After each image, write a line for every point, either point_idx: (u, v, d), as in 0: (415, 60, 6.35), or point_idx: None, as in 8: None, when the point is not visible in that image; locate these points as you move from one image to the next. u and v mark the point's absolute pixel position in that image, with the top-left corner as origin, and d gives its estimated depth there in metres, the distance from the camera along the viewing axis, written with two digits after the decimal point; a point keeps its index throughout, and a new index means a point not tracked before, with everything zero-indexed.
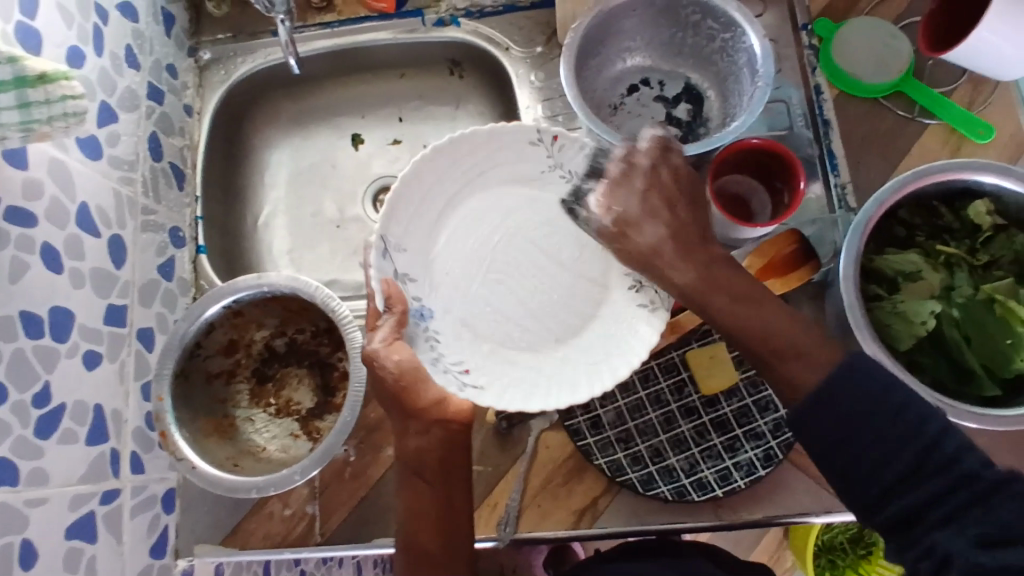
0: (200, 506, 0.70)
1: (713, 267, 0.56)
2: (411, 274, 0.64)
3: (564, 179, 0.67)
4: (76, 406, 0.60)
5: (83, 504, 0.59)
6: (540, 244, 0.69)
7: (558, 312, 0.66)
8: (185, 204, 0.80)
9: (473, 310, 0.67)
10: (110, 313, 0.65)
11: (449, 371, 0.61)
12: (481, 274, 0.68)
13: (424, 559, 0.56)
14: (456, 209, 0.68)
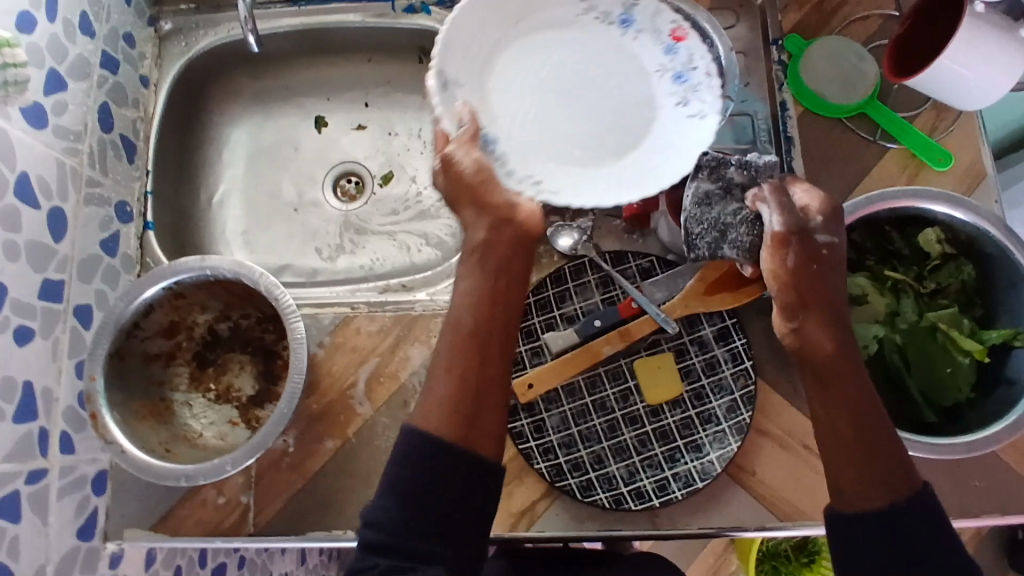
0: (131, 489, 0.69)
1: (855, 372, 0.50)
2: (474, 103, 0.61)
3: (599, 20, 0.65)
4: (3, 383, 0.58)
5: (6, 484, 0.57)
6: (590, 71, 0.64)
7: (614, 127, 0.63)
8: (135, 178, 0.78)
9: (533, 130, 0.63)
10: (46, 288, 0.63)
11: (523, 183, 0.60)
12: (537, 95, 0.64)
13: (473, 351, 0.49)
14: (502, 52, 0.64)
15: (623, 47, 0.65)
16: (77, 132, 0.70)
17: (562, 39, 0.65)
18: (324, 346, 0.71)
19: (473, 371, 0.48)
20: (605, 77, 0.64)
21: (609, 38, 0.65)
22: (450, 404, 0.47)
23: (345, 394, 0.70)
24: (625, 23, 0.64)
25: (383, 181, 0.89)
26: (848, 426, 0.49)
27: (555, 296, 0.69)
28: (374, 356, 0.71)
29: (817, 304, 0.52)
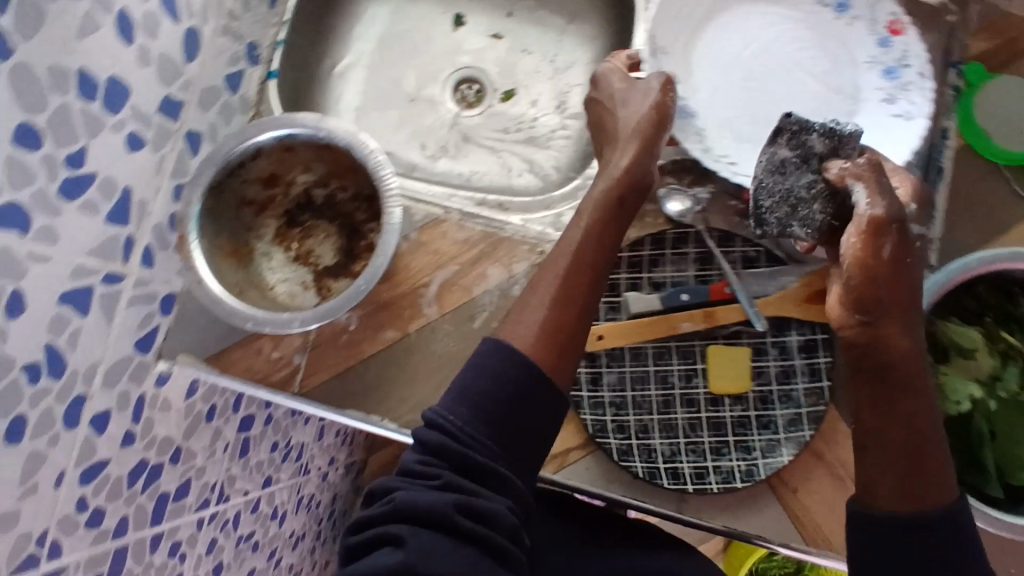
0: (194, 320, 0.71)
1: (912, 385, 0.49)
2: (677, 70, 0.69)
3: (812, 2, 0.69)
4: (107, 181, 0.59)
5: (86, 276, 0.59)
6: (797, 55, 0.69)
7: (814, 116, 0.67)
8: (271, 23, 0.77)
9: (735, 109, 0.69)
10: (166, 104, 0.64)
11: (717, 162, 0.65)
12: (740, 78, 0.70)
13: (586, 267, 0.56)
14: (712, 27, 0.71)
15: (834, 30, 0.68)
16: None
17: (772, 23, 0.70)
18: (409, 240, 0.71)
19: (568, 312, 0.54)
20: (811, 63, 0.69)
21: (822, 23, 0.69)
22: (542, 327, 0.53)
23: (416, 292, 0.70)
24: (840, 8, 0.68)
25: (504, 97, 0.86)
26: (896, 437, 0.49)
27: (649, 258, 0.67)
28: (453, 264, 0.70)
29: (896, 308, 0.50)
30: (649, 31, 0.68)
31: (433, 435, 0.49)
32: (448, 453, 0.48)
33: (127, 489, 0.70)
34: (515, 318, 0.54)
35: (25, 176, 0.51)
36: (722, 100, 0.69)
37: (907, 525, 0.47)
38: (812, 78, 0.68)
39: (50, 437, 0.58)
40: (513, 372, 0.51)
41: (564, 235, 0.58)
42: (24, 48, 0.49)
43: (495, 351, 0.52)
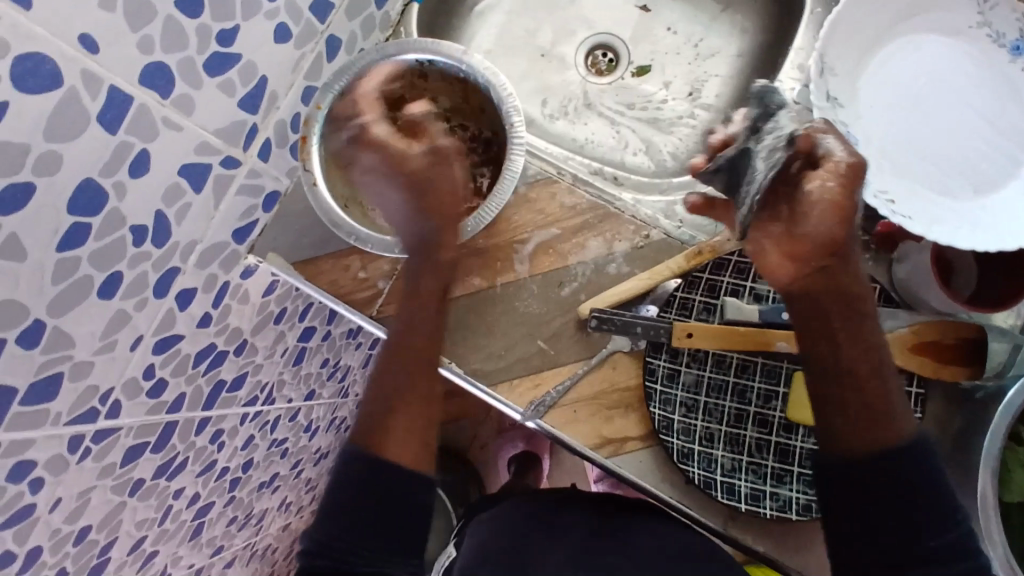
0: (292, 222, 0.72)
1: (859, 322, 0.51)
2: (842, 93, 0.61)
3: (988, 39, 0.61)
4: (248, 66, 0.59)
5: (207, 155, 0.59)
6: (968, 94, 0.61)
7: (979, 163, 0.60)
8: None
9: (897, 144, 0.61)
10: (317, 3, 0.63)
11: (877, 198, 0.57)
12: (904, 111, 0.62)
13: (396, 394, 0.58)
14: (879, 50, 0.62)
15: (1007, 74, 0.60)
16: None
17: (942, 56, 0.62)
18: (517, 193, 0.70)
19: (416, 410, 0.57)
20: (981, 105, 0.61)
21: (996, 61, 0.61)
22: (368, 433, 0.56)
23: (511, 246, 0.69)
24: (1016, 50, 0.60)
25: (637, 72, 0.84)
26: (865, 374, 0.50)
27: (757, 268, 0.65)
28: (555, 227, 0.69)
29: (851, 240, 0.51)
30: (818, 51, 0.59)
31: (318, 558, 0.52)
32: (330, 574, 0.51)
33: (191, 368, 0.71)
34: (379, 439, 0.55)
35: (178, 41, 0.51)
36: (882, 132, 0.61)
37: (863, 470, 0.49)
38: (980, 120, 0.61)
39: (138, 300, 0.60)
40: (380, 485, 0.53)
41: (394, 364, 0.60)
42: None
43: (361, 470, 0.54)
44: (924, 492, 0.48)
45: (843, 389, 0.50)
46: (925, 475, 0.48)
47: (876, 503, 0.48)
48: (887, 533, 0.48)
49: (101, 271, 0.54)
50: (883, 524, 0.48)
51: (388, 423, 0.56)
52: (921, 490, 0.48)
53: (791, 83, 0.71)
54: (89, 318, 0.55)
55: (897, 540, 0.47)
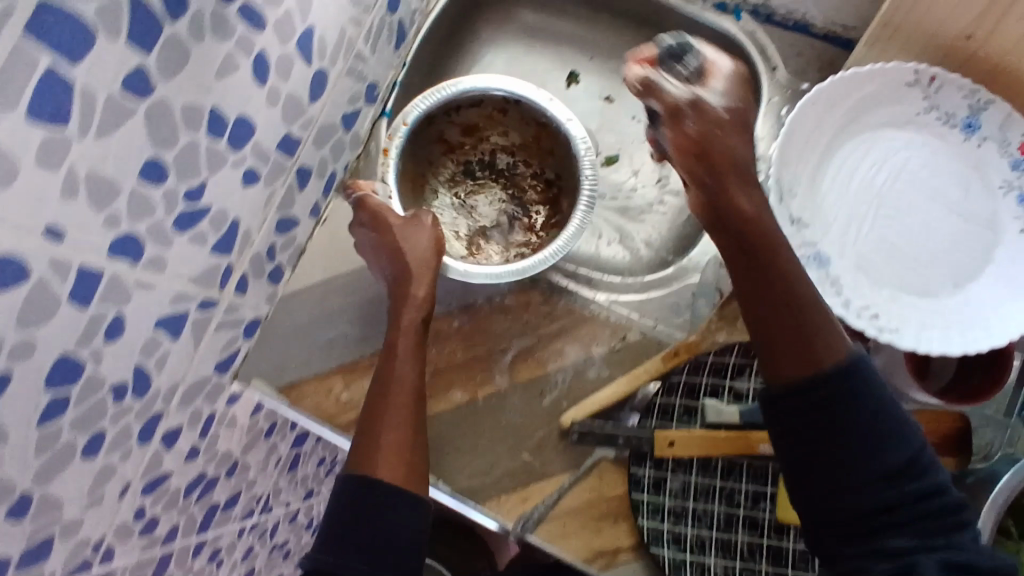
0: (272, 346, 0.72)
1: (774, 250, 0.53)
2: (806, 211, 0.61)
3: (939, 121, 0.60)
4: (218, 214, 0.60)
5: (183, 303, 0.61)
6: (929, 182, 0.60)
7: (955, 251, 0.59)
8: (393, 65, 0.77)
9: (869, 249, 0.60)
10: (284, 142, 0.65)
11: (861, 318, 0.57)
12: (870, 212, 0.61)
13: (401, 403, 0.62)
14: (832, 157, 0.61)
15: (963, 155, 0.60)
16: (368, 5, 0.68)
17: (898, 148, 0.61)
18: (492, 303, 0.71)
19: (403, 429, 0.61)
20: (945, 192, 0.60)
21: (951, 141, 0.60)
22: (380, 453, 0.60)
23: (490, 356, 0.70)
24: (969, 129, 0.59)
25: (605, 162, 0.84)
26: (783, 309, 0.52)
27: (735, 366, 0.65)
28: (532, 336, 0.70)
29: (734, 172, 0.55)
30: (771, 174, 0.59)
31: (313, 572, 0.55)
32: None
33: (183, 499, 0.71)
34: (367, 455, 0.60)
35: (145, 209, 0.53)
36: (854, 242, 0.60)
37: (826, 416, 0.49)
38: (943, 205, 0.60)
39: (123, 450, 0.60)
40: (370, 504, 0.57)
41: (383, 374, 0.64)
42: (164, 88, 0.50)
43: (356, 488, 0.58)
44: (890, 426, 0.49)
45: (779, 334, 0.51)
46: (886, 410, 0.49)
47: (841, 458, 0.49)
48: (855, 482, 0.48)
49: (84, 432, 0.55)
50: (843, 471, 0.49)
51: (376, 442, 0.60)
52: (880, 416, 0.49)
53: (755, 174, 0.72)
54: (74, 479, 0.56)
55: (855, 474, 0.48)
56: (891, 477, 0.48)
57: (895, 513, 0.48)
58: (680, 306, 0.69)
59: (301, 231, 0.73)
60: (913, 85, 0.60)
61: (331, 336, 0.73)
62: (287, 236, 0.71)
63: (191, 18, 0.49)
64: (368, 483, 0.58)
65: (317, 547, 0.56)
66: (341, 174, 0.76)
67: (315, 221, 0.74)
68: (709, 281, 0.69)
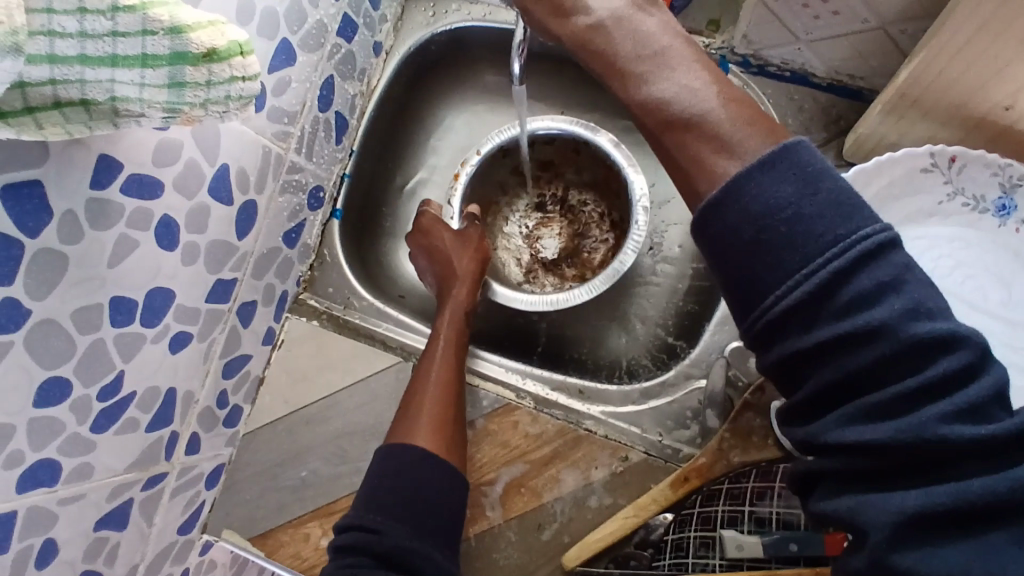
0: (242, 491, 0.66)
1: (653, 78, 0.43)
2: None
3: (967, 207, 0.51)
4: (147, 393, 0.53)
5: (123, 492, 0.54)
6: (963, 285, 0.51)
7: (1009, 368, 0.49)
8: (338, 159, 0.69)
9: None
10: (216, 289, 0.57)
11: None
12: None
13: (447, 386, 0.62)
14: None
15: (999, 246, 0.51)
16: (292, 113, 0.59)
17: (921, 245, 0.52)
18: (473, 428, 0.64)
19: (439, 408, 0.60)
20: (984, 294, 0.50)
21: (984, 228, 0.51)
22: (425, 421, 0.59)
23: (478, 490, 0.63)
24: (1002, 211, 0.51)
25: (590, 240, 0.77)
26: (674, 172, 0.42)
27: (754, 491, 0.57)
28: (523, 462, 0.62)
29: (613, 66, 0.45)
30: None
31: (352, 534, 0.53)
32: (370, 546, 0.52)
33: None
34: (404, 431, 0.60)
35: (53, 431, 0.45)
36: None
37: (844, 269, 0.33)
38: (983, 312, 0.50)
39: None
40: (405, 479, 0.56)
41: (421, 365, 0.64)
42: (45, 305, 0.42)
43: (392, 457, 0.57)
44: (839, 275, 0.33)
45: (723, 219, 0.36)
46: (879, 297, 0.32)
47: (843, 388, 0.33)
48: (845, 420, 0.33)
49: None
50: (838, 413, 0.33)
51: (413, 423, 0.59)
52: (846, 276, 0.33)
53: None
54: None
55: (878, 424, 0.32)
56: (896, 415, 0.32)
57: (938, 459, 0.31)
58: (685, 416, 0.63)
59: (255, 362, 0.66)
60: (931, 169, 0.51)
61: (302, 476, 0.66)
62: (238, 375, 0.64)
63: (58, 221, 0.41)
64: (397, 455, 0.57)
65: (353, 515, 0.54)
66: (294, 289, 0.69)
67: (270, 347, 0.68)
68: (717, 387, 0.61)
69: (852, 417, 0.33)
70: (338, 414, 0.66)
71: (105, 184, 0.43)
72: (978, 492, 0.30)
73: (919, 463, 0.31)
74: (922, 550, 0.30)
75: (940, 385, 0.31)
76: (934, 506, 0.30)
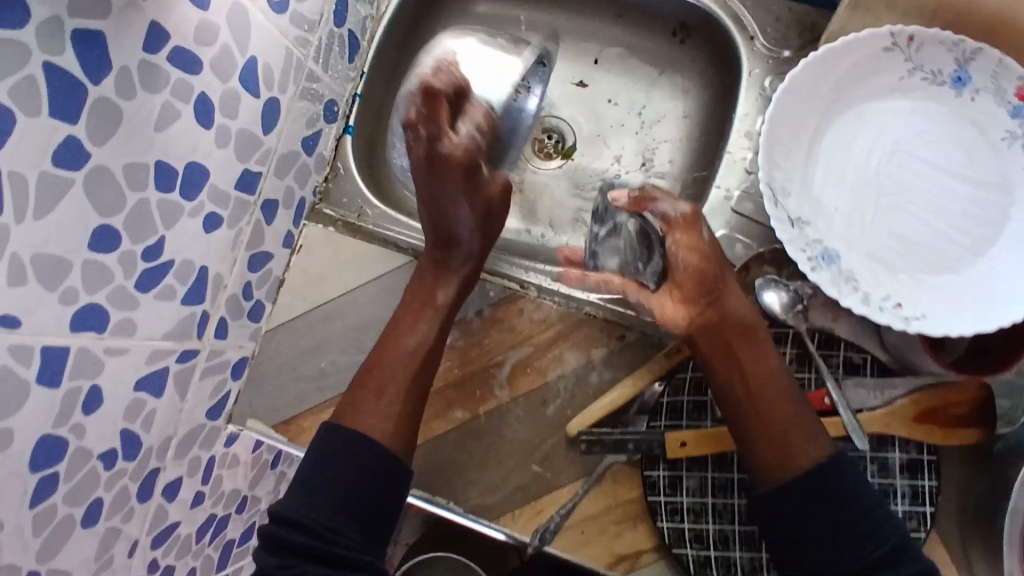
0: (265, 384, 0.71)
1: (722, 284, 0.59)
2: (807, 206, 0.57)
3: (927, 81, 0.58)
4: (183, 264, 0.58)
5: (160, 360, 0.58)
6: (927, 150, 0.58)
7: (966, 222, 0.56)
8: (350, 77, 0.74)
9: (877, 240, 0.58)
10: (243, 179, 0.61)
11: (885, 310, 0.54)
12: (872, 200, 0.58)
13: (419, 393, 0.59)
14: (819, 147, 0.59)
15: (958, 114, 0.57)
16: (311, 22, 0.65)
17: (889, 116, 0.58)
18: (482, 316, 0.69)
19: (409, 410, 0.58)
20: (947, 156, 0.57)
21: (942, 99, 0.58)
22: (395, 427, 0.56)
23: (487, 371, 0.68)
24: (959, 83, 0.57)
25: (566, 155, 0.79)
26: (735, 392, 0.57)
27: None
28: (528, 345, 0.68)
29: (716, 289, 0.59)
30: (764, 175, 0.56)
31: (297, 533, 0.51)
32: (316, 553, 0.50)
33: (194, 544, 0.69)
34: (360, 409, 0.57)
35: (103, 278, 0.50)
36: (861, 230, 0.58)
37: (820, 509, 0.51)
38: (944, 172, 0.57)
39: (124, 512, 0.59)
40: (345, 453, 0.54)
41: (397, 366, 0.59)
42: (100, 152, 0.46)
43: (334, 459, 0.53)
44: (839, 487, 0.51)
45: None
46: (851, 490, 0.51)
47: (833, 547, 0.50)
48: None
49: (80, 504, 0.54)
50: (824, 503, 0.51)
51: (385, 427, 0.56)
52: (831, 490, 0.51)
53: (743, 151, 0.67)
54: (78, 549, 0.55)
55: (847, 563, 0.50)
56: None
57: None
58: None
59: (277, 263, 0.71)
60: (892, 48, 0.57)
61: (322, 367, 0.71)
62: (261, 271, 0.68)
63: (116, 74, 0.46)
64: (337, 460, 0.53)
65: (300, 510, 0.51)
66: (311, 198, 0.73)
67: (289, 251, 0.72)
68: None
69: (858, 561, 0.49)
70: (353, 309, 0.72)
71: (154, 50, 0.49)
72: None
73: (845, 550, 0.50)
74: None
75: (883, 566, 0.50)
76: None
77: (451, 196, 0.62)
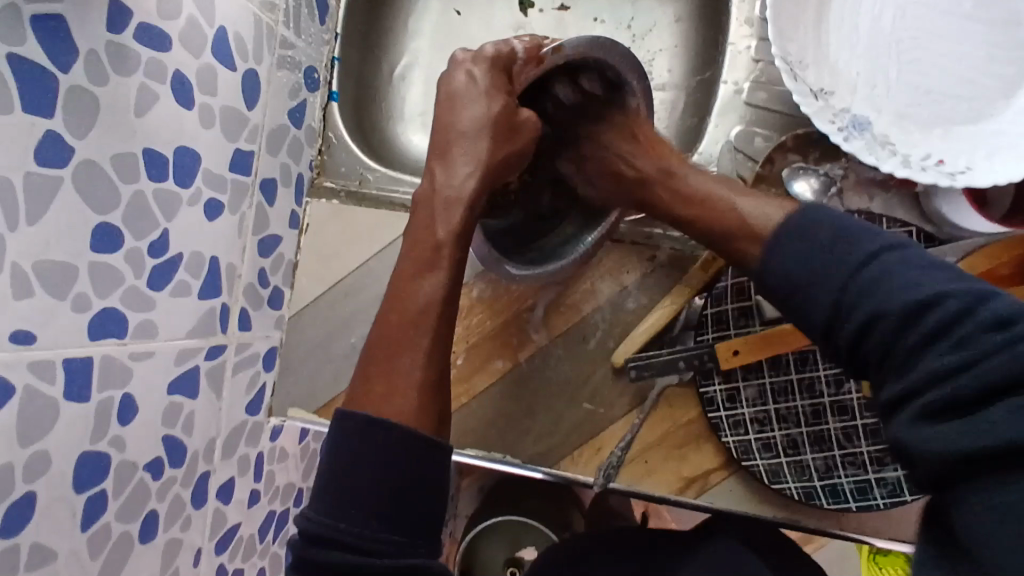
0: (299, 370, 0.70)
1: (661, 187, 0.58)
2: (828, 77, 0.58)
3: None
4: (192, 257, 0.55)
5: (189, 359, 0.56)
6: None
7: (994, 61, 0.56)
8: (325, 41, 0.71)
9: (909, 98, 0.58)
10: (237, 159, 0.59)
11: (923, 168, 0.54)
12: (894, 58, 0.59)
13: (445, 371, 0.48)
14: (831, 15, 0.59)
15: None
16: None
17: None
18: None
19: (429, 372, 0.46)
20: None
21: None
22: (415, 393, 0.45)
23: (521, 317, 0.66)
24: None
25: None
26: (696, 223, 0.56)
27: None
28: (557, 283, 0.65)
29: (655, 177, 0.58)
30: (778, 53, 0.57)
31: (329, 553, 0.41)
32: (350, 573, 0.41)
33: (259, 543, 0.67)
34: (377, 392, 0.45)
35: (113, 280, 0.48)
36: (885, 90, 0.58)
37: (835, 275, 0.43)
38: (961, 16, 0.57)
39: (182, 521, 0.56)
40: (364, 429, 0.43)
41: (410, 316, 0.48)
42: (85, 145, 0.44)
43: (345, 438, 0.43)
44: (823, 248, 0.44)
45: None
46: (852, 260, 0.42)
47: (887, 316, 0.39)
48: (912, 417, 0.37)
49: (134, 520, 0.51)
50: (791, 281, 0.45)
51: (398, 392, 0.45)
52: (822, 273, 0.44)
53: (746, 40, 0.66)
54: (142, 565, 0.52)
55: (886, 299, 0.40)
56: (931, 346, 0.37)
57: (930, 333, 0.38)
58: None
59: (287, 246, 0.69)
60: None
61: (353, 343, 0.71)
62: (274, 255, 0.67)
63: (84, 60, 0.43)
64: (364, 463, 0.42)
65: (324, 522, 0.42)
66: (309, 174, 0.71)
67: (297, 232, 0.71)
68: (727, 171, 0.65)
69: (880, 327, 0.40)
70: (372, 280, 0.71)
71: (119, 29, 0.46)
72: (943, 364, 0.36)
73: (824, 279, 0.43)
74: (932, 426, 0.35)
75: (924, 310, 0.38)
76: (938, 373, 0.36)
77: (474, 133, 0.54)
